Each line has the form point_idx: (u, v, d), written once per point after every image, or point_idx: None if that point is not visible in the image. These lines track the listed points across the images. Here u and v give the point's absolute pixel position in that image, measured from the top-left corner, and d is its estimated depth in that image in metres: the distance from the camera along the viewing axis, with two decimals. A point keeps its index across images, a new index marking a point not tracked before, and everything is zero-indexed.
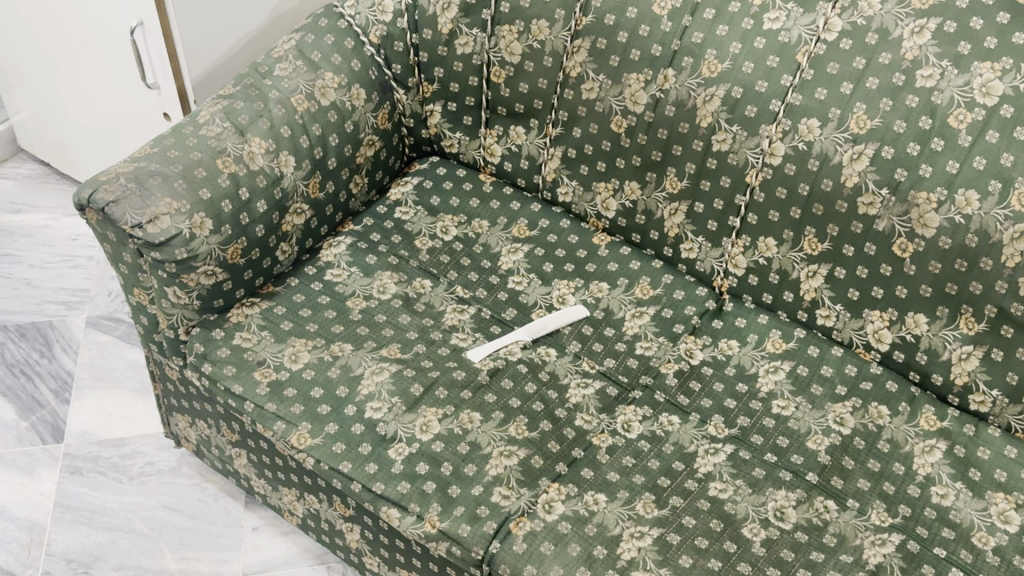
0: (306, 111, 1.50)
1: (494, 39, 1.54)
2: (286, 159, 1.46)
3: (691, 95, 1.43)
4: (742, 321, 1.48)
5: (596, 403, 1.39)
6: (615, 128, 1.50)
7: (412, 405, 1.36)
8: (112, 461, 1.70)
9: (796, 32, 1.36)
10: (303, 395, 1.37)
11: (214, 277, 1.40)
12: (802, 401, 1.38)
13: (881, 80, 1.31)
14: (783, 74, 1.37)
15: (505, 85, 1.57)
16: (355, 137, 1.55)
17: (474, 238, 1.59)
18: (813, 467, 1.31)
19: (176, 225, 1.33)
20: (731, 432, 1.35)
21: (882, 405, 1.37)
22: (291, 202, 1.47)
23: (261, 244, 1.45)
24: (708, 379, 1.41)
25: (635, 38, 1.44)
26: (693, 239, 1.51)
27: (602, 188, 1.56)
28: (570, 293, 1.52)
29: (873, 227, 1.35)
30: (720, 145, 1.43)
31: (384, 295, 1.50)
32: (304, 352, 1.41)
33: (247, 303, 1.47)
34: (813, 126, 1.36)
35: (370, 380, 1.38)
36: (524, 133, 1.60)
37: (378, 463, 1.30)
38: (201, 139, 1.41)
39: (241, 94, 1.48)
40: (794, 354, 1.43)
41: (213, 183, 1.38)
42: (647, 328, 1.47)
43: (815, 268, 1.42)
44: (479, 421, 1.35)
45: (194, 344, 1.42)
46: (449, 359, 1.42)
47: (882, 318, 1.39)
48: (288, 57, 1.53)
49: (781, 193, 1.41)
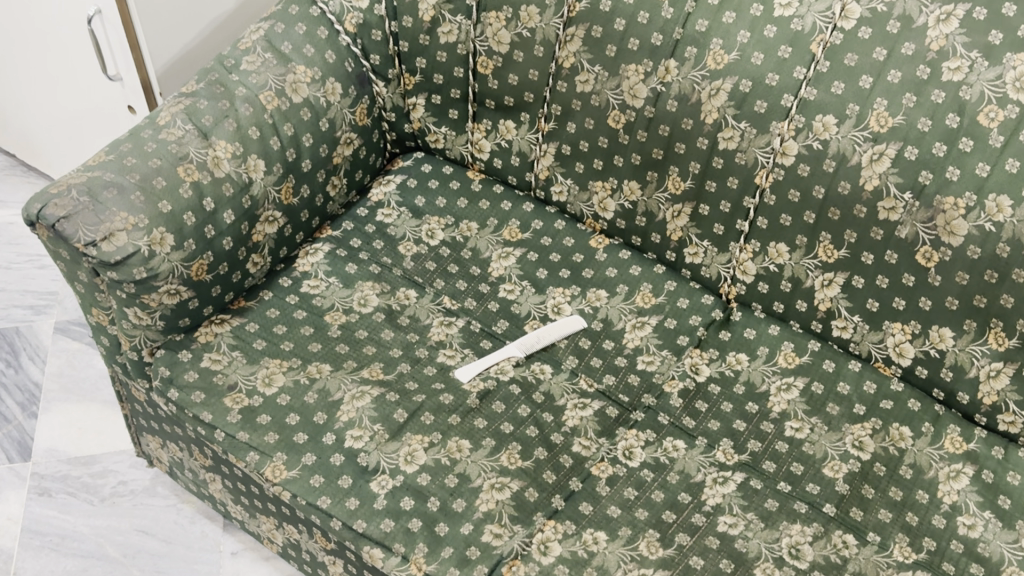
0: (276, 110, 1.37)
1: (480, 27, 1.42)
2: (255, 163, 1.34)
3: (695, 89, 1.31)
4: (752, 331, 1.37)
5: (595, 426, 1.28)
6: (613, 123, 1.39)
7: (395, 433, 1.26)
8: (83, 481, 1.60)
9: (810, 19, 1.23)
10: (277, 423, 1.27)
11: (178, 296, 1.29)
12: (817, 422, 1.27)
13: (904, 73, 1.19)
14: (796, 66, 1.25)
15: (493, 76, 1.45)
16: (331, 136, 1.43)
17: (462, 242, 1.48)
18: (831, 497, 1.21)
19: (133, 242, 1.22)
20: (741, 458, 1.24)
21: (904, 426, 1.27)
22: (262, 210, 1.36)
23: (230, 257, 1.33)
24: (715, 399, 1.30)
25: (634, 26, 1.32)
26: (698, 243, 1.40)
27: (599, 187, 1.45)
28: (566, 302, 1.41)
29: (895, 234, 1.24)
30: (727, 143, 1.31)
31: (365, 308, 1.39)
32: (279, 374, 1.31)
33: (216, 320, 1.36)
34: (829, 123, 1.24)
35: (350, 406, 1.28)
36: (515, 127, 1.48)
37: (359, 498, 1.20)
38: (161, 145, 1.29)
39: (205, 91, 1.35)
40: (808, 369, 1.32)
41: (174, 194, 1.27)
42: (649, 340, 1.37)
43: (831, 277, 1.30)
44: (468, 450, 1.25)
45: (159, 368, 1.31)
46: (435, 380, 1.32)
47: (904, 331, 1.28)
48: (256, 48, 1.40)
49: (794, 196, 1.29)
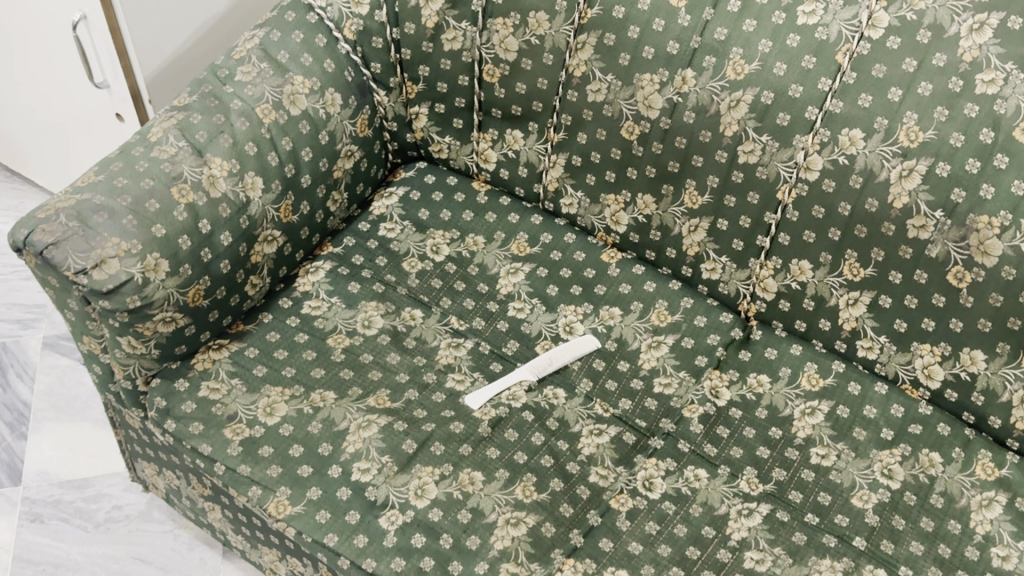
0: (274, 123, 1.31)
1: (486, 34, 1.35)
2: (252, 181, 1.28)
3: (713, 100, 1.25)
4: (773, 351, 1.32)
5: (612, 454, 1.23)
6: (626, 135, 1.33)
7: (404, 465, 1.20)
8: (76, 506, 1.54)
9: (835, 28, 1.17)
10: (281, 455, 1.21)
11: (173, 323, 1.23)
12: (844, 449, 1.22)
13: (935, 85, 1.13)
14: (821, 77, 1.19)
15: (499, 85, 1.38)
16: (331, 149, 1.37)
17: (469, 258, 1.42)
18: (861, 529, 1.16)
19: (126, 269, 1.16)
20: (766, 488, 1.19)
21: (933, 452, 1.22)
22: (260, 230, 1.30)
23: (228, 281, 1.27)
24: (737, 424, 1.25)
25: (649, 34, 1.26)
26: (716, 259, 1.34)
27: (611, 200, 1.39)
28: (578, 321, 1.36)
29: (925, 254, 1.18)
30: (748, 157, 1.25)
31: (370, 330, 1.33)
32: (281, 404, 1.25)
33: (214, 346, 1.30)
34: (857, 137, 1.18)
35: (356, 437, 1.22)
36: (522, 137, 1.41)
37: (368, 535, 1.15)
38: (153, 164, 1.22)
39: (198, 104, 1.29)
40: (833, 392, 1.27)
41: (168, 216, 1.20)
42: (666, 361, 1.31)
43: (857, 296, 1.25)
44: (481, 482, 1.19)
45: (155, 398, 1.25)
46: (444, 407, 1.26)
47: (933, 353, 1.23)
48: (251, 58, 1.33)
49: (819, 213, 1.24)
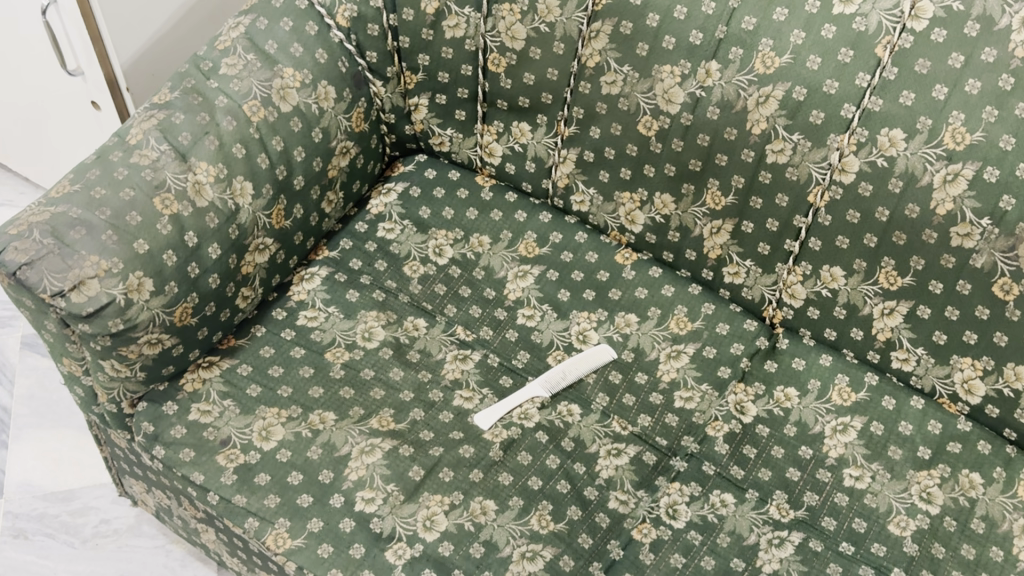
0: (263, 122, 1.21)
1: (491, 21, 1.25)
2: (241, 186, 1.18)
3: (740, 96, 1.15)
4: (801, 362, 1.24)
5: (632, 477, 1.16)
6: (644, 130, 1.23)
7: (411, 493, 1.12)
8: (61, 520, 1.46)
9: (874, 18, 1.07)
10: (278, 483, 1.13)
11: (160, 345, 1.14)
12: (879, 469, 1.15)
13: (984, 83, 1.04)
14: (859, 72, 1.09)
15: (505, 75, 1.28)
16: (325, 147, 1.27)
17: (474, 260, 1.33)
18: (899, 559, 1.09)
19: (106, 290, 1.06)
20: (797, 515, 1.12)
21: (973, 472, 1.14)
22: (251, 238, 1.20)
23: (217, 296, 1.18)
24: (765, 443, 1.18)
25: (669, 22, 1.16)
26: (739, 263, 1.26)
27: (626, 199, 1.30)
28: (592, 328, 1.28)
29: (969, 264, 1.10)
30: (776, 156, 1.16)
31: (370, 343, 1.24)
32: (277, 426, 1.17)
33: (204, 364, 1.21)
34: (897, 137, 1.09)
35: (358, 463, 1.14)
36: (530, 130, 1.32)
37: (373, 571, 1.07)
38: (134, 171, 1.12)
39: (180, 102, 1.18)
40: (866, 408, 1.19)
41: (151, 230, 1.10)
42: (686, 373, 1.24)
43: (893, 305, 1.17)
44: (494, 512, 1.11)
45: (142, 423, 1.17)
46: (452, 428, 1.18)
47: (974, 367, 1.15)
48: (236, 48, 1.22)
49: (854, 217, 1.15)
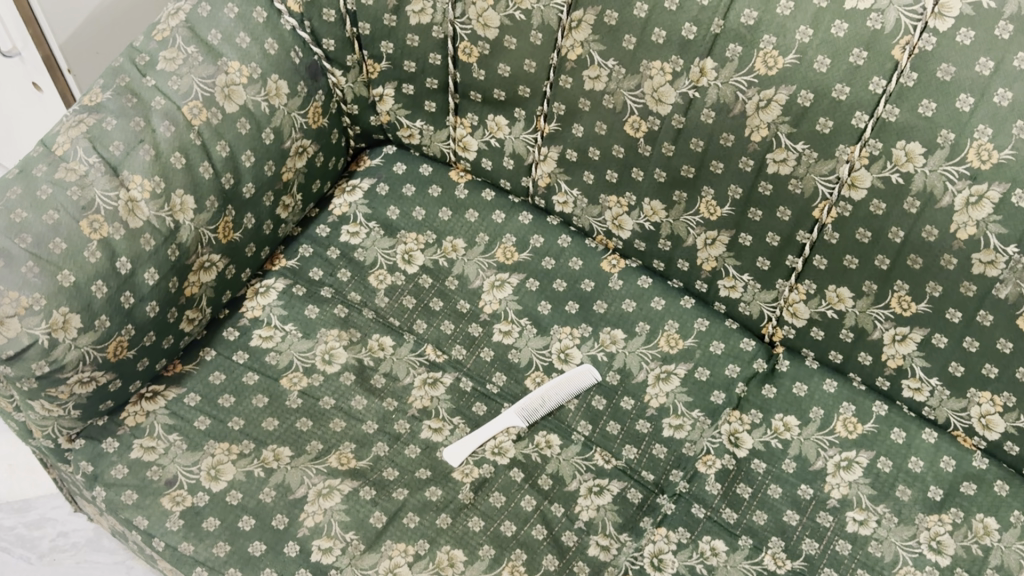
0: (205, 125, 1.08)
1: (460, 6, 1.11)
2: (182, 201, 1.06)
3: (739, 99, 1.01)
4: (803, 387, 1.13)
5: (615, 518, 1.06)
6: (631, 131, 1.10)
7: (372, 542, 1.03)
8: (17, 533, 1.38)
9: (891, 15, 0.91)
10: (228, 530, 1.03)
11: (93, 382, 1.03)
12: (885, 513, 1.06)
13: (1016, 94, 0.88)
14: (873, 76, 0.94)
15: (477, 65, 1.15)
16: (278, 150, 1.15)
17: (447, 268, 1.22)
18: None
19: (28, 330, 0.95)
20: (795, 566, 1.03)
21: (988, 517, 1.04)
22: (195, 257, 1.09)
23: (158, 324, 1.07)
24: (760, 482, 1.08)
25: (659, 13, 1.01)
26: (736, 276, 1.14)
27: (612, 203, 1.18)
28: (574, 346, 1.17)
29: (992, 293, 0.97)
30: (778, 166, 1.03)
31: (331, 367, 1.14)
32: (227, 465, 1.07)
33: (147, 394, 1.11)
34: (915, 152, 0.95)
35: (315, 507, 1.04)
36: (507, 125, 1.19)
37: None
38: (58, 189, 1.00)
39: (112, 104, 1.05)
40: (873, 441, 1.09)
41: (77, 259, 0.99)
42: (676, 398, 1.13)
43: (905, 332, 1.05)
44: (462, 563, 1.02)
45: (80, 462, 1.07)
46: (419, 466, 1.09)
47: (993, 403, 1.04)
48: (174, 39, 1.09)
49: (863, 236, 1.02)
